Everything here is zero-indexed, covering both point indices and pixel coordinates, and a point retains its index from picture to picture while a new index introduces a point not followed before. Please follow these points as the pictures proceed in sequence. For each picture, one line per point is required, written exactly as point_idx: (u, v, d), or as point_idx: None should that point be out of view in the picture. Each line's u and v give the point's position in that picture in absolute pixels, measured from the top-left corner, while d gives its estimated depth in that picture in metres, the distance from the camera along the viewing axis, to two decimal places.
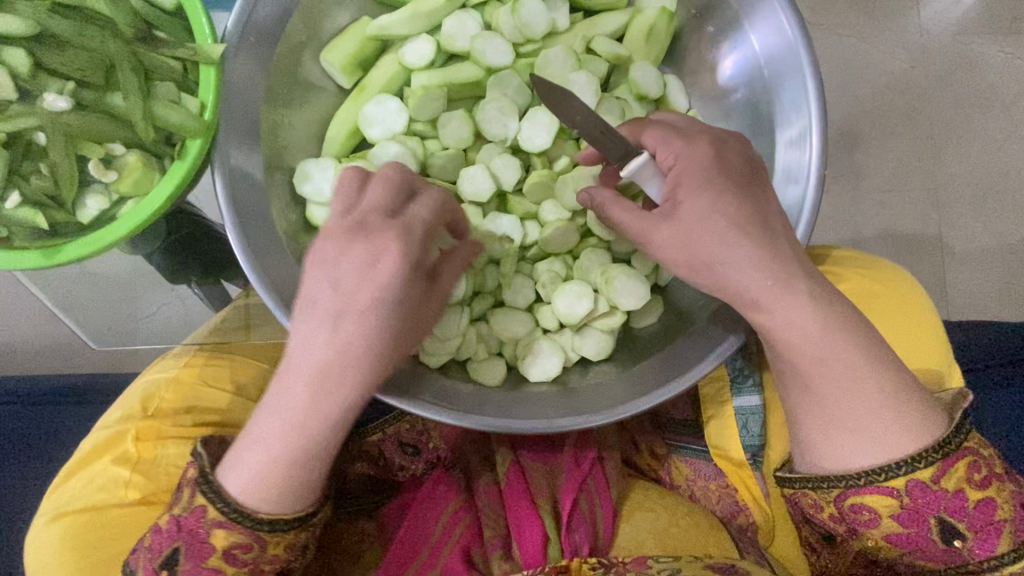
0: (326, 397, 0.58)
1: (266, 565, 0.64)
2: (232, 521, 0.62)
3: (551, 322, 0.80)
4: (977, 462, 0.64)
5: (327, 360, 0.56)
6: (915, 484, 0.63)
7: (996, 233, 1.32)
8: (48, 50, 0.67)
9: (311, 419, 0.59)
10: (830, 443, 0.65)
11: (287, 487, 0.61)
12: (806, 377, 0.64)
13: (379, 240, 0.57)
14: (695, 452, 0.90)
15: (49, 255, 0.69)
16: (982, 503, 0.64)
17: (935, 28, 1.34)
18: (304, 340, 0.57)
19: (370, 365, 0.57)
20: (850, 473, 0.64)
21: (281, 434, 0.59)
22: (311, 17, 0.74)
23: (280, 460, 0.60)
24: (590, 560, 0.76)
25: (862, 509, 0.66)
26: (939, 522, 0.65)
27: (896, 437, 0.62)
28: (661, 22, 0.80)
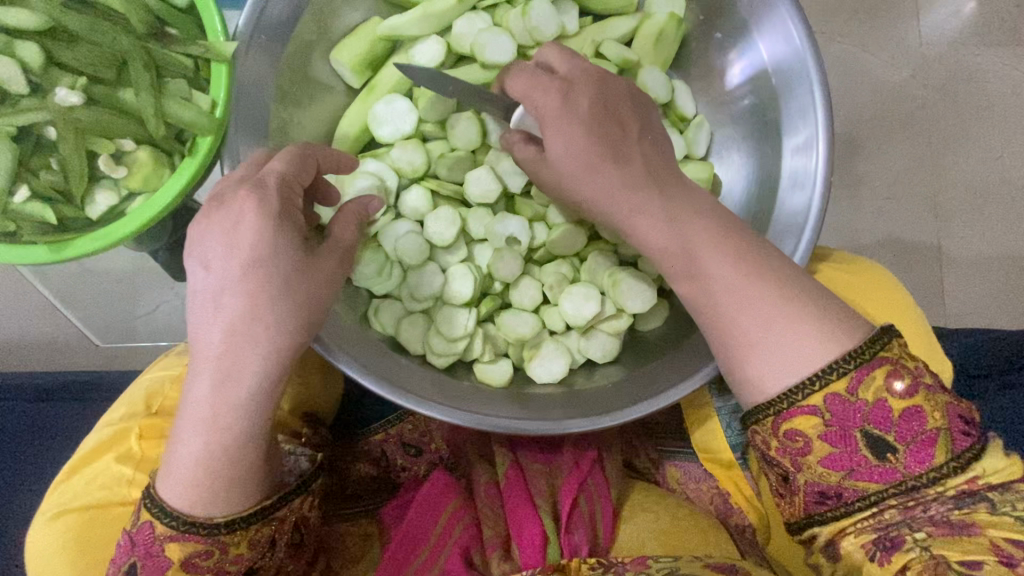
0: (235, 376, 0.58)
1: (230, 566, 0.64)
2: (183, 532, 0.61)
3: (558, 324, 0.80)
4: (896, 369, 0.58)
5: (227, 338, 0.58)
6: (833, 398, 0.58)
7: (995, 242, 1.33)
8: (60, 45, 0.67)
9: (233, 405, 0.59)
10: (770, 363, 0.59)
11: (232, 484, 0.61)
12: (737, 309, 0.60)
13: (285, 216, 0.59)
14: (685, 456, 0.93)
15: (58, 250, 0.69)
16: (908, 412, 0.58)
17: (936, 38, 1.35)
18: (203, 327, 0.58)
19: (265, 331, 0.58)
20: (775, 398, 0.59)
21: (201, 432, 0.59)
22: (322, 16, 0.74)
23: (217, 461, 0.60)
24: (589, 560, 0.76)
25: (794, 435, 0.60)
26: (865, 435, 0.58)
27: (789, 355, 0.59)
28: (670, 28, 0.80)
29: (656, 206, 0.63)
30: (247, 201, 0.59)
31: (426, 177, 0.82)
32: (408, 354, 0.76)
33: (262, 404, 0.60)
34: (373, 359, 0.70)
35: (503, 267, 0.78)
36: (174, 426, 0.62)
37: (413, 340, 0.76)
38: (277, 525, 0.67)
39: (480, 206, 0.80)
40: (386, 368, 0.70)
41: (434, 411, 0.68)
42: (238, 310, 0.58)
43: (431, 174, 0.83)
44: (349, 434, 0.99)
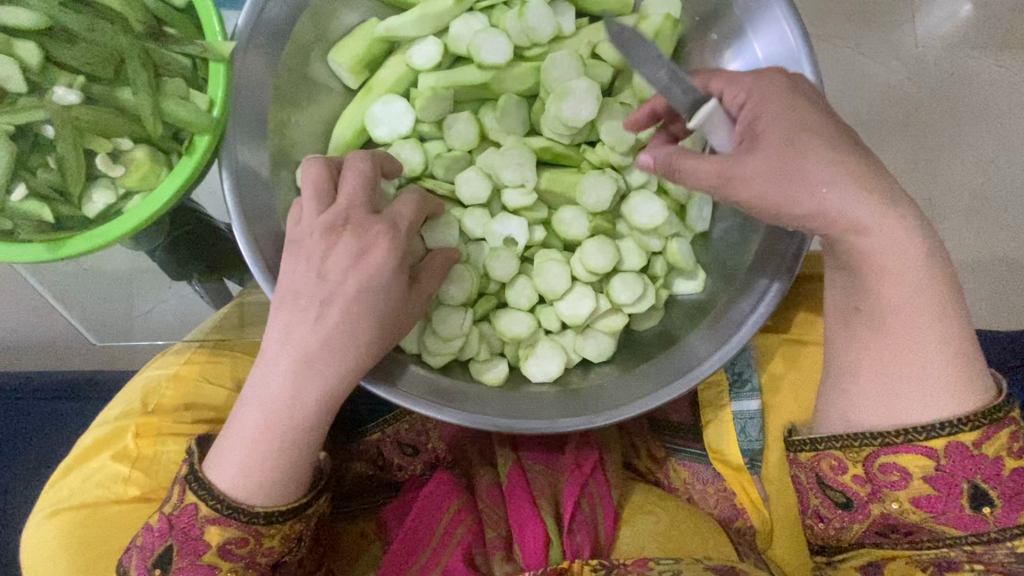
0: (311, 383, 0.59)
1: (261, 558, 0.64)
2: (226, 517, 0.61)
3: (553, 323, 0.81)
4: (1017, 433, 0.64)
5: (314, 346, 0.59)
6: (955, 447, 0.63)
7: (990, 244, 1.34)
8: (59, 44, 0.68)
9: (303, 407, 0.60)
10: (887, 394, 0.65)
11: (278, 478, 0.61)
12: (913, 344, 0.64)
13: (370, 234, 0.61)
14: (693, 455, 0.91)
15: (55, 248, 0.69)
16: (1019, 472, 0.64)
17: (931, 41, 1.36)
18: (289, 327, 0.60)
19: (357, 349, 0.60)
20: (902, 429, 0.65)
21: (265, 422, 0.60)
22: (320, 17, 0.75)
23: (272, 453, 0.60)
24: (591, 561, 0.77)
25: (892, 469, 0.66)
26: (972, 486, 0.64)
27: (950, 395, 0.63)
28: (667, 28, 0.80)
29: (885, 238, 0.62)
30: (370, 234, 0.61)
31: (423, 177, 0.82)
32: (404, 353, 0.76)
33: (331, 408, 0.61)
34: (426, 381, 0.72)
35: (499, 267, 0.79)
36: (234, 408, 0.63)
37: (408, 339, 0.76)
38: (306, 522, 0.66)
39: (477, 207, 0.81)
40: (445, 386, 0.72)
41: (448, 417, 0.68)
42: (340, 317, 0.59)
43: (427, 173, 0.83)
44: (348, 432, 0.97)
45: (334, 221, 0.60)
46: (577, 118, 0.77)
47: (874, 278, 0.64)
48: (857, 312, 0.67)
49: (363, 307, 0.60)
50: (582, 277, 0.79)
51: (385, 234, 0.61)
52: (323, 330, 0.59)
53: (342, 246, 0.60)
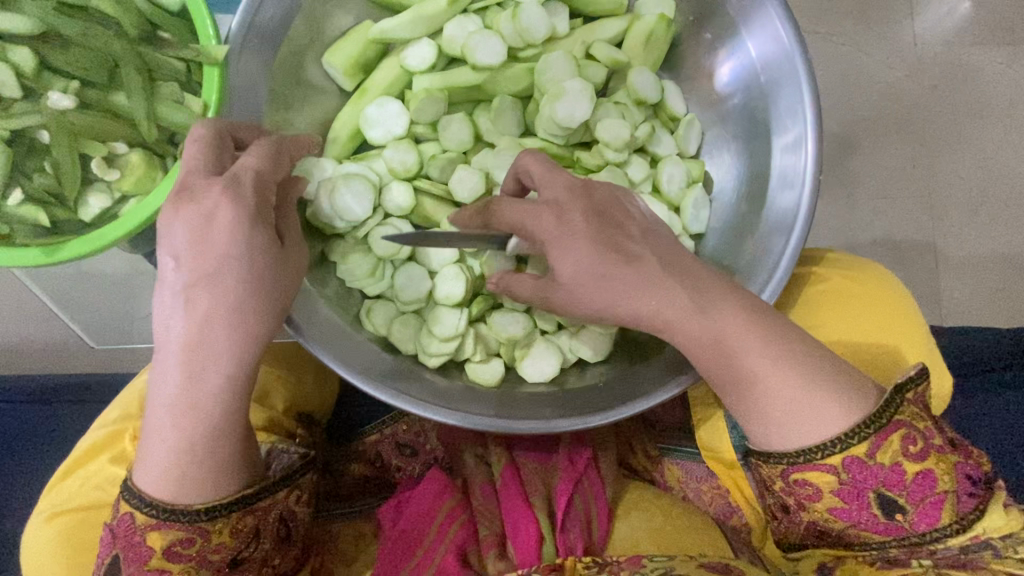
0: (202, 370, 0.58)
1: (214, 555, 0.64)
2: (163, 521, 0.61)
3: (548, 324, 0.81)
4: (910, 434, 0.63)
5: (190, 332, 0.57)
6: (853, 460, 0.63)
7: (988, 241, 1.34)
8: (53, 50, 0.68)
9: (202, 396, 0.58)
10: (763, 432, 0.64)
11: (207, 471, 0.61)
12: (774, 393, 0.61)
13: (207, 199, 0.57)
14: (686, 455, 0.92)
15: (50, 252, 0.68)
16: (920, 475, 0.64)
17: (930, 38, 1.36)
18: (165, 321, 0.58)
19: (233, 325, 0.57)
20: (797, 452, 0.63)
21: (171, 422, 0.59)
22: (313, 20, 0.75)
23: (188, 449, 0.60)
24: (584, 558, 0.76)
25: (805, 484, 0.65)
26: (878, 495, 0.65)
27: (830, 421, 0.61)
28: (660, 29, 0.81)
29: (723, 309, 0.61)
30: (210, 198, 0.57)
31: (417, 178, 0.82)
32: (401, 355, 0.76)
33: (232, 393, 0.59)
34: (367, 358, 0.71)
35: (485, 267, 0.79)
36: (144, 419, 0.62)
37: (405, 340, 0.76)
38: (261, 515, 0.67)
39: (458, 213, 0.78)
40: (376, 367, 0.71)
41: (428, 412, 0.68)
42: (209, 295, 0.57)
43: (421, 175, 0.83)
44: (348, 430, 1.01)
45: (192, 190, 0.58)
46: (571, 119, 0.77)
47: (722, 347, 0.62)
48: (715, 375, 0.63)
49: (234, 279, 0.57)
50: None
51: (224, 196, 0.57)
52: (196, 315, 0.57)
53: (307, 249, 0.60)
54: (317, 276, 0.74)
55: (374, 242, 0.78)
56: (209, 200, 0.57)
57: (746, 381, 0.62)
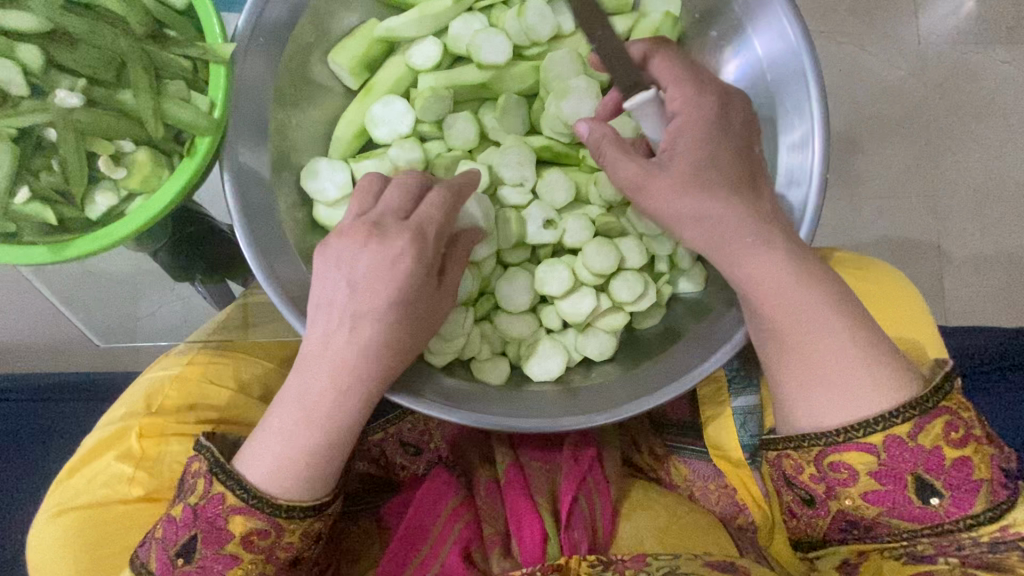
0: (352, 384, 0.63)
1: (281, 552, 0.65)
2: (253, 507, 0.63)
3: (554, 322, 0.81)
4: (954, 421, 0.64)
5: (343, 355, 0.62)
6: (892, 441, 0.64)
7: (993, 240, 1.33)
8: (61, 47, 0.68)
9: (334, 408, 0.63)
10: (808, 403, 0.65)
11: (309, 472, 0.63)
12: (811, 351, 0.65)
13: (394, 241, 0.62)
14: (694, 454, 0.91)
15: (57, 250, 0.69)
16: (959, 461, 0.64)
17: (935, 37, 1.35)
18: (323, 339, 0.63)
19: (379, 346, 0.62)
20: (842, 428, 0.64)
21: (304, 425, 0.63)
22: (320, 18, 0.75)
23: (304, 449, 0.63)
24: (589, 558, 0.76)
25: (841, 467, 0.66)
26: (916, 478, 0.65)
27: (875, 395, 0.63)
28: (666, 27, 0.81)
29: (786, 260, 0.64)
30: (394, 242, 0.62)
31: None
32: None
33: (355, 408, 0.64)
34: None
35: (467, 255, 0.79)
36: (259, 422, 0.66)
37: None
38: (324, 520, 0.67)
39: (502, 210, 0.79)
40: (405, 376, 0.71)
41: (452, 416, 0.68)
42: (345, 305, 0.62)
43: None
44: None
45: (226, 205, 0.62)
46: (578, 116, 0.77)
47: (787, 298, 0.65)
48: (762, 333, 0.67)
49: (383, 304, 0.61)
50: (586, 280, 0.79)
51: (410, 240, 0.62)
52: (356, 340, 0.62)
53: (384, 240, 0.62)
54: None
55: None
56: (398, 244, 0.62)
57: (791, 342, 0.65)
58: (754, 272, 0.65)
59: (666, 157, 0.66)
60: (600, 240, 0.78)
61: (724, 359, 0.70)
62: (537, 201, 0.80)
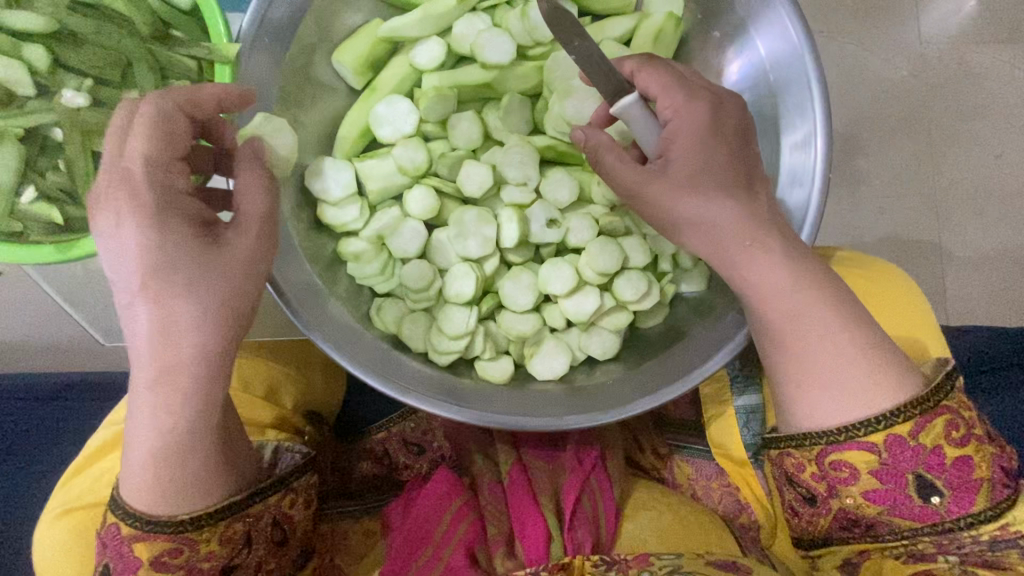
0: (166, 377, 0.59)
1: (203, 563, 0.63)
2: (148, 532, 0.61)
3: (558, 321, 0.82)
4: (954, 420, 0.65)
5: (153, 342, 0.58)
6: (894, 440, 0.64)
7: (994, 239, 1.34)
8: (68, 48, 0.69)
9: (155, 405, 0.59)
10: (808, 403, 0.66)
11: (195, 478, 0.61)
12: (814, 349, 0.65)
13: (133, 216, 0.59)
14: (696, 452, 0.92)
15: (63, 249, 0.68)
16: (959, 461, 0.65)
17: (936, 36, 1.35)
18: (130, 327, 0.59)
19: (194, 335, 0.59)
20: (844, 427, 0.64)
21: (152, 427, 0.59)
22: (324, 18, 0.75)
23: (161, 453, 0.60)
24: (592, 558, 0.77)
25: (841, 466, 0.66)
26: (917, 477, 0.65)
27: (875, 394, 0.63)
28: (669, 27, 0.81)
29: (790, 267, 0.65)
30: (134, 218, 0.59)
31: (427, 176, 0.82)
32: (412, 352, 0.76)
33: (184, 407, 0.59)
34: (373, 350, 0.71)
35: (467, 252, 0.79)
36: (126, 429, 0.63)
37: (415, 338, 0.76)
38: (251, 522, 0.66)
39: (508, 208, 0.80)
40: (402, 374, 0.71)
41: (454, 413, 0.69)
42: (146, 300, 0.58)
43: (430, 174, 0.83)
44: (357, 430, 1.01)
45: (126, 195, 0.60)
46: (580, 117, 0.77)
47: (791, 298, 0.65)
48: (763, 333, 0.67)
49: (181, 286, 0.58)
50: (590, 279, 0.79)
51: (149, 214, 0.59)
52: (161, 325, 0.58)
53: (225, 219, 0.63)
54: (327, 275, 0.75)
55: (390, 241, 0.79)
56: (131, 220, 0.59)
57: (794, 341, 0.65)
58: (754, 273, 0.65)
59: (664, 160, 0.67)
60: (604, 239, 0.78)
61: (726, 359, 0.70)
62: (541, 201, 0.80)
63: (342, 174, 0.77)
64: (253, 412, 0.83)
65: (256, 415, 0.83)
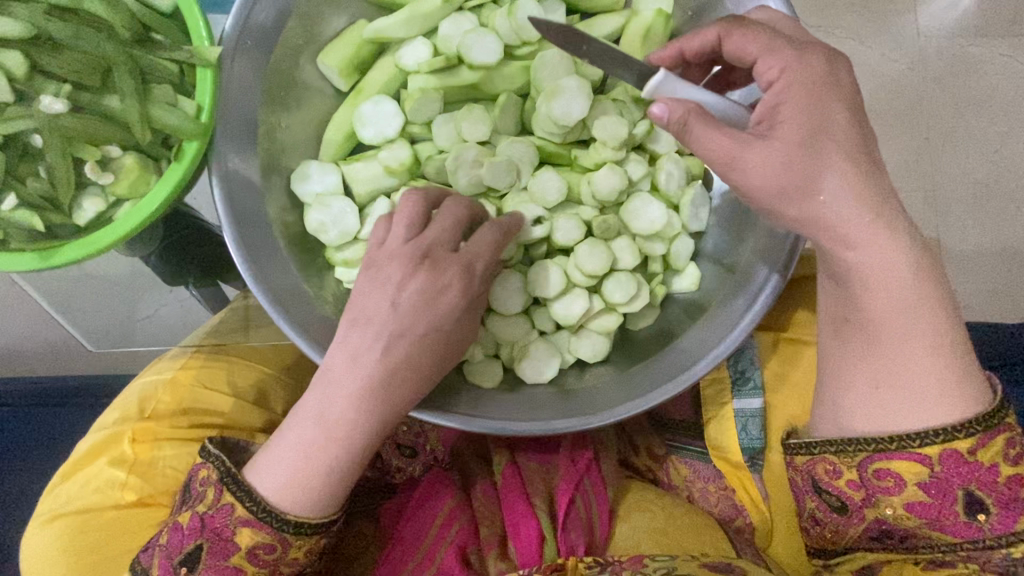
0: (367, 408, 0.63)
1: (285, 567, 0.66)
2: (260, 519, 0.63)
3: (547, 324, 0.81)
4: (1013, 439, 0.63)
5: (372, 374, 0.62)
6: (949, 455, 0.63)
7: (994, 235, 1.32)
8: (45, 53, 0.67)
9: (344, 426, 0.63)
10: (874, 406, 0.65)
11: (321, 491, 0.64)
12: (897, 345, 0.64)
13: (444, 274, 0.64)
14: (694, 454, 0.90)
15: (45, 257, 0.69)
16: (1014, 480, 0.63)
17: (933, 30, 1.34)
18: (350, 352, 0.62)
19: (408, 382, 0.64)
20: (897, 436, 0.64)
21: (321, 441, 0.63)
22: (308, 19, 0.74)
23: (314, 463, 0.63)
24: (586, 559, 0.76)
25: (885, 475, 0.66)
26: (966, 493, 0.64)
27: (944, 406, 0.63)
28: (658, 24, 0.79)
29: (883, 266, 0.62)
30: (447, 274, 0.64)
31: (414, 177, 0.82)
32: None
33: (367, 439, 0.64)
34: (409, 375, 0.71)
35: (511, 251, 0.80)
36: (283, 425, 0.66)
37: None
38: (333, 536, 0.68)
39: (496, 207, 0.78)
40: (449, 394, 0.72)
41: (468, 424, 0.69)
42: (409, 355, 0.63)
43: (416, 175, 0.82)
44: None
45: (413, 257, 0.63)
46: (568, 117, 0.76)
47: None
48: (847, 321, 0.66)
49: (421, 342, 0.63)
50: (579, 281, 0.79)
51: (459, 277, 0.64)
52: (387, 363, 0.62)
53: (417, 281, 0.63)
54: (313, 277, 0.75)
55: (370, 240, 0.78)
56: (447, 277, 0.64)
57: (882, 336, 0.64)
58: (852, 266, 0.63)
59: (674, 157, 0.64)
60: (594, 241, 0.77)
61: (742, 337, 0.70)
62: (530, 198, 0.79)
63: (328, 178, 0.77)
64: (241, 416, 0.83)
65: (245, 419, 0.83)
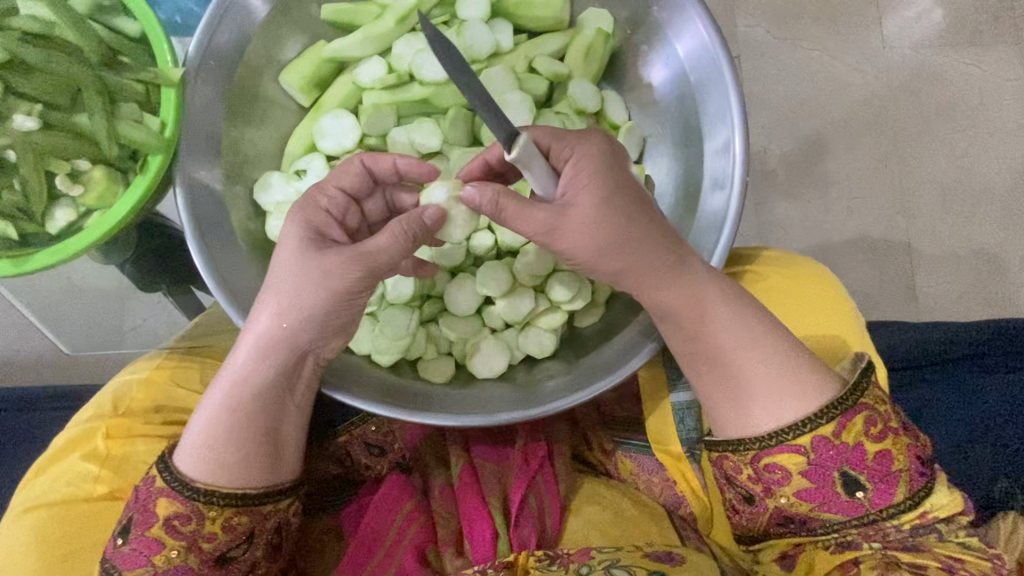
0: (262, 362, 0.68)
1: (204, 542, 0.67)
2: (175, 490, 0.66)
3: (497, 322, 0.85)
4: (873, 416, 0.69)
5: (274, 329, 0.67)
6: (820, 441, 0.68)
7: (961, 237, 1.38)
8: (16, 75, 0.73)
9: (250, 382, 0.68)
10: (742, 408, 0.71)
11: (239, 460, 0.67)
12: (733, 362, 0.71)
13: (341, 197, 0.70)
14: (637, 447, 0.95)
15: (18, 263, 0.74)
16: (880, 455, 0.69)
17: (900, 42, 1.41)
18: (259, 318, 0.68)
19: (295, 337, 0.67)
20: (774, 432, 0.69)
21: (227, 402, 0.68)
22: (269, 41, 0.80)
23: (216, 427, 0.67)
24: (536, 553, 0.80)
25: (775, 469, 0.70)
26: (842, 474, 0.69)
27: (799, 393, 0.69)
28: (599, 43, 0.86)
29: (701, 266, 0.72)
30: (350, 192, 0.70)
31: None
32: (355, 354, 0.80)
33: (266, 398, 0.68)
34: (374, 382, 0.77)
35: (444, 257, 0.84)
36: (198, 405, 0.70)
37: (359, 341, 0.80)
38: (258, 520, 0.69)
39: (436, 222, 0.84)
40: (393, 390, 0.77)
41: (403, 413, 0.73)
42: (298, 307, 0.66)
43: None
44: (321, 430, 1.00)
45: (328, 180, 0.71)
46: None
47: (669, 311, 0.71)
48: (695, 354, 0.72)
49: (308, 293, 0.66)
50: (524, 282, 0.83)
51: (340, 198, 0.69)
52: (280, 316, 0.67)
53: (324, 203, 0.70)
54: None
55: None
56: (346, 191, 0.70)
57: (718, 360, 0.71)
58: (696, 283, 0.71)
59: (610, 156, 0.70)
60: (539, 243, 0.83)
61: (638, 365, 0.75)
62: None
63: (287, 186, 0.82)
64: None
65: None
